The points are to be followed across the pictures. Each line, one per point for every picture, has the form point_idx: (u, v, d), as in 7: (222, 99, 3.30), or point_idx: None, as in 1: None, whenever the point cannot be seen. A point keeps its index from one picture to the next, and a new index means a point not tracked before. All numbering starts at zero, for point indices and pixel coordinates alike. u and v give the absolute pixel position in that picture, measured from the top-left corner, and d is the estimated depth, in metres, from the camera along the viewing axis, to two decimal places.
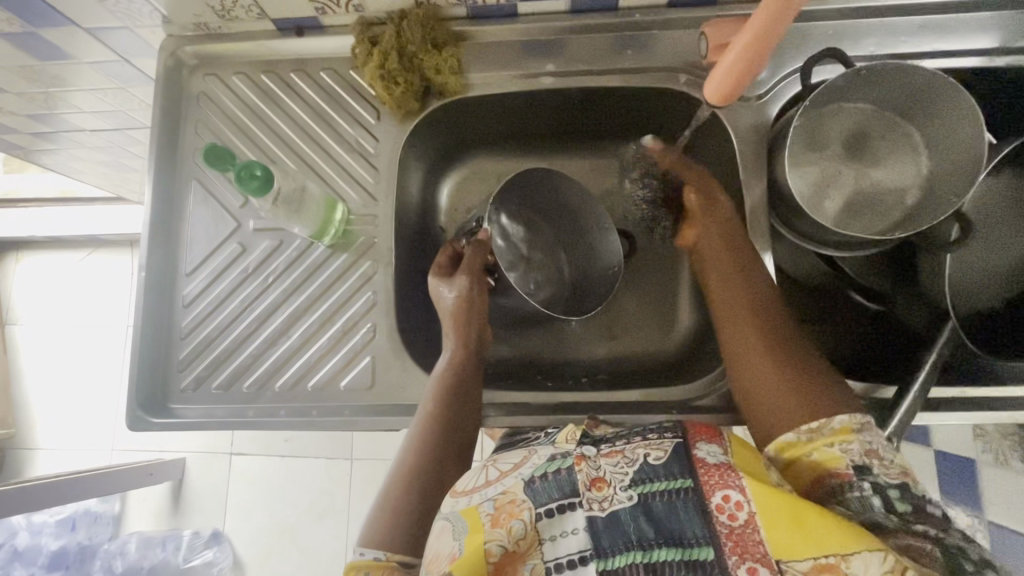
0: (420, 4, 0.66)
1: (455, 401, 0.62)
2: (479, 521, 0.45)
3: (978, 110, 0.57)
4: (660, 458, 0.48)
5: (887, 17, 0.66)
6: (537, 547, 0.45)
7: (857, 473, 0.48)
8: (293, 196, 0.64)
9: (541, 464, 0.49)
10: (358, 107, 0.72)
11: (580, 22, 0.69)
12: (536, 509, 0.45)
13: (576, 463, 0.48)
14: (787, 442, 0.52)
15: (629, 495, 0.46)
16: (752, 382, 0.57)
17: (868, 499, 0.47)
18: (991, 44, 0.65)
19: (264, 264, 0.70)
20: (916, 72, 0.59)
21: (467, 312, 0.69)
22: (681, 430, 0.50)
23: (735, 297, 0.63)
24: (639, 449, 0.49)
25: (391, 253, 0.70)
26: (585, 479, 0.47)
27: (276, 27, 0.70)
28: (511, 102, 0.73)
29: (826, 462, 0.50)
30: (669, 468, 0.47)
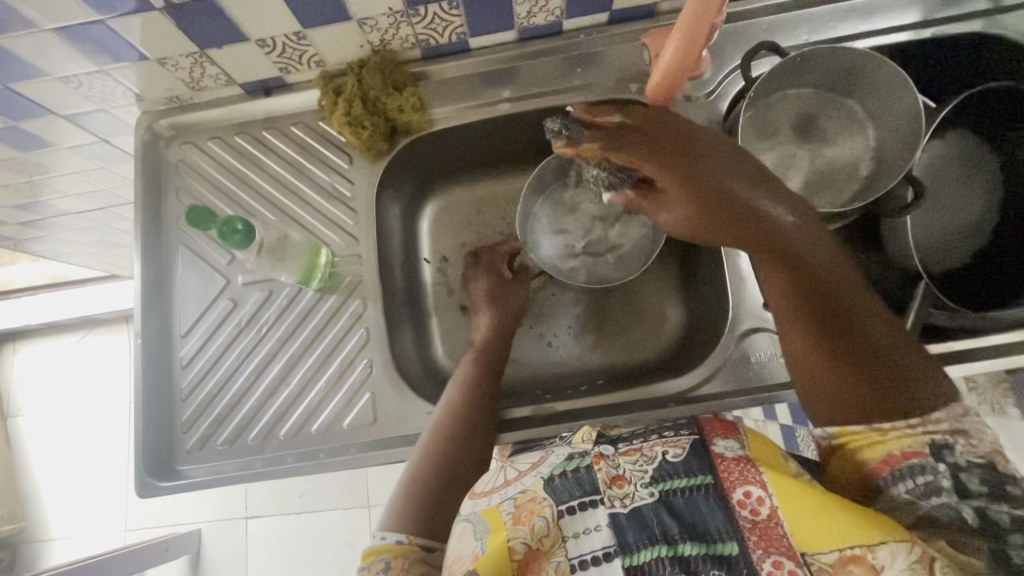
0: (376, 52, 0.70)
1: (470, 408, 0.66)
2: (501, 520, 0.47)
3: (907, 78, 0.62)
4: (678, 455, 0.50)
5: (813, 6, 0.70)
6: (560, 544, 0.46)
7: (933, 453, 0.49)
8: (275, 246, 0.68)
9: (558, 462, 0.51)
10: (330, 154, 0.75)
11: (531, 48, 0.73)
12: (557, 506, 0.47)
13: (595, 462, 0.50)
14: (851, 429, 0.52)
15: (650, 492, 0.47)
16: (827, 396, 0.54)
17: (940, 480, 0.48)
18: (912, 20, 0.70)
19: (255, 316, 0.72)
20: (844, 54, 0.64)
21: (502, 316, 0.78)
22: (699, 428, 0.52)
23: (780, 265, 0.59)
24: (657, 447, 0.51)
25: (378, 289, 0.72)
26: (606, 477, 0.49)
27: (244, 90, 0.74)
28: (475, 130, 0.77)
29: (901, 440, 0.50)
30: (689, 464, 0.48)
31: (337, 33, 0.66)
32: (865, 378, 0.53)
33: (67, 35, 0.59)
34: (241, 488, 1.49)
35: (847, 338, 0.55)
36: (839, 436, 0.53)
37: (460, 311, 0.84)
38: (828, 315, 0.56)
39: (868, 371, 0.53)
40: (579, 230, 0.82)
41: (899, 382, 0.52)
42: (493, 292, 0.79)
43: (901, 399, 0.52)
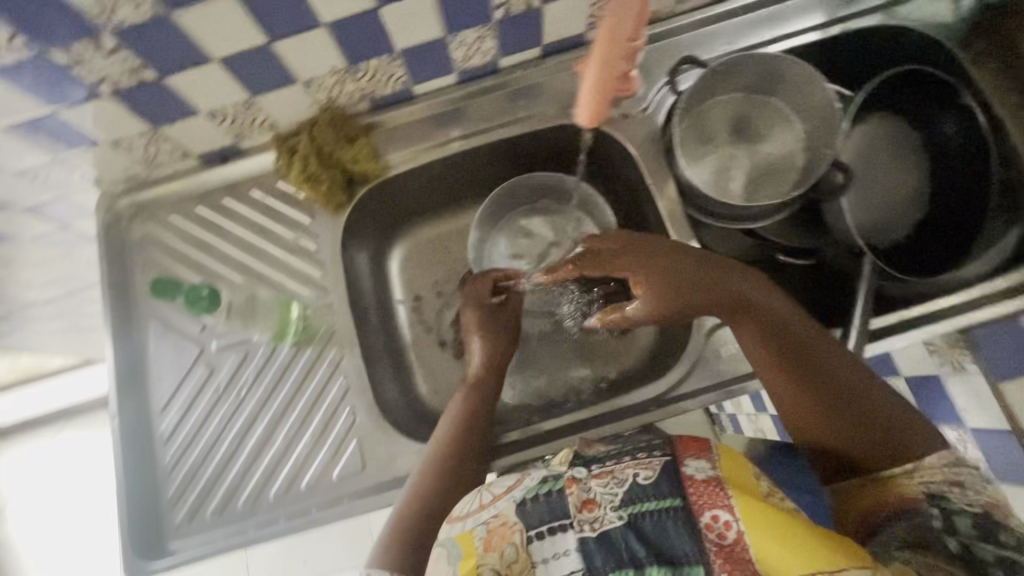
0: (325, 110, 0.73)
1: (462, 446, 0.67)
2: (472, 545, 0.50)
3: (815, 72, 0.67)
4: (649, 477, 0.52)
5: (727, 19, 0.76)
6: (529, 569, 0.49)
7: (928, 499, 0.55)
8: (244, 306, 0.74)
9: (532, 485, 0.53)
10: (291, 211, 0.77)
11: (472, 88, 0.77)
12: (527, 532, 0.50)
13: (568, 485, 0.52)
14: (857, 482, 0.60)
15: (619, 516, 0.50)
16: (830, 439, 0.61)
17: (932, 522, 0.54)
18: (819, 20, 0.75)
19: (233, 380, 0.72)
20: (758, 59, 0.70)
21: (485, 378, 0.74)
22: (673, 447, 0.54)
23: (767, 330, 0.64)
24: (628, 468, 0.53)
25: (353, 337, 0.73)
26: (577, 501, 0.51)
27: (201, 161, 0.76)
28: (430, 171, 0.80)
29: (898, 491, 0.57)
30: (659, 487, 0.51)
31: (284, 96, 0.69)
32: (849, 429, 0.60)
33: (18, 130, 0.61)
34: (241, 562, 1.43)
35: (824, 392, 0.61)
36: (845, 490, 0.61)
37: (439, 347, 0.85)
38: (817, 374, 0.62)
39: (848, 423, 0.60)
40: (534, 253, 0.85)
41: (877, 428, 0.60)
42: (486, 346, 0.75)
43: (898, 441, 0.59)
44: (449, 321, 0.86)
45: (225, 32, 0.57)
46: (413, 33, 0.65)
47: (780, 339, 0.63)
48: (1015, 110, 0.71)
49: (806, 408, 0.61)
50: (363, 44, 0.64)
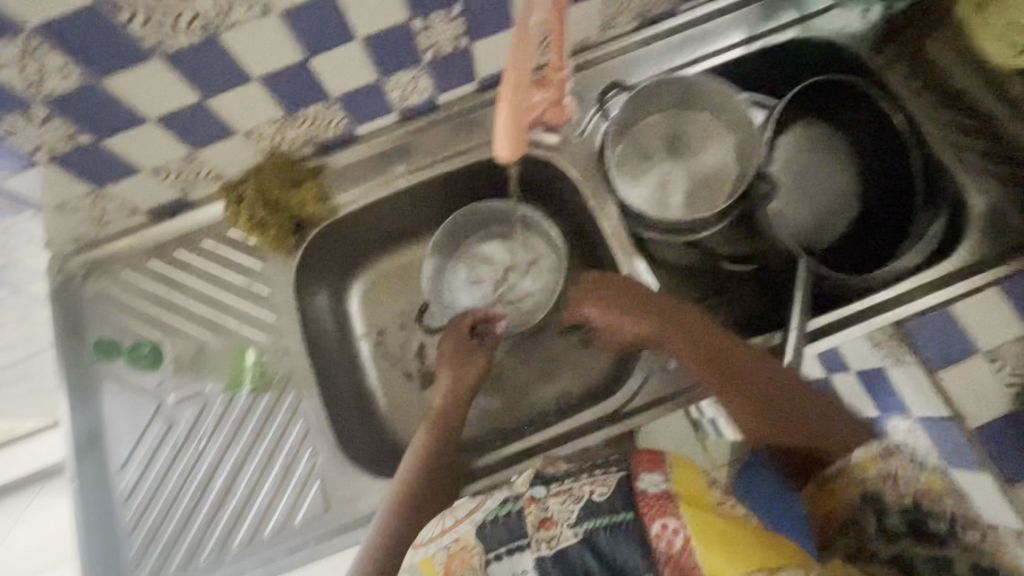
0: (270, 157, 0.74)
1: (424, 476, 0.67)
2: (434, 569, 0.53)
3: (731, 86, 0.72)
4: (603, 493, 0.55)
5: (653, 42, 0.79)
6: None
7: (878, 494, 0.58)
8: (195, 359, 0.74)
9: (493, 507, 0.57)
10: (243, 258, 0.77)
11: (415, 124, 0.79)
12: (487, 554, 0.54)
13: (527, 505, 0.56)
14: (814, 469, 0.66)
15: (575, 531, 0.53)
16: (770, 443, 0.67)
17: None
18: (740, 36, 0.79)
19: (192, 431, 0.72)
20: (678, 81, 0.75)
21: (455, 393, 0.74)
22: (628, 462, 0.58)
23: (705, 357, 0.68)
24: (584, 486, 0.56)
25: (310, 378, 0.73)
26: (536, 519, 0.55)
27: (150, 215, 0.76)
28: (381, 208, 0.81)
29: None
30: (613, 502, 0.54)
31: (226, 148, 0.70)
32: (786, 434, 0.66)
33: None
34: None
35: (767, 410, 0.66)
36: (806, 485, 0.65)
37: (405, 379, 0.86)
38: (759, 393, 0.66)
39: (783, 425, 0.66)
40: (491, 282, 0.86)
41: (810, 425, 0.67)
42: (453, 359, 0.77)
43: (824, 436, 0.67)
44: (413, 352, 0.86)
45: (156, 95, 0.59)
46: (345, 79, 0.67)
47: (720, 360, 0.67)
48: (923, 108, 0.74)
49: (753, 422, 0.66)
50: (297, 94, 0.66)
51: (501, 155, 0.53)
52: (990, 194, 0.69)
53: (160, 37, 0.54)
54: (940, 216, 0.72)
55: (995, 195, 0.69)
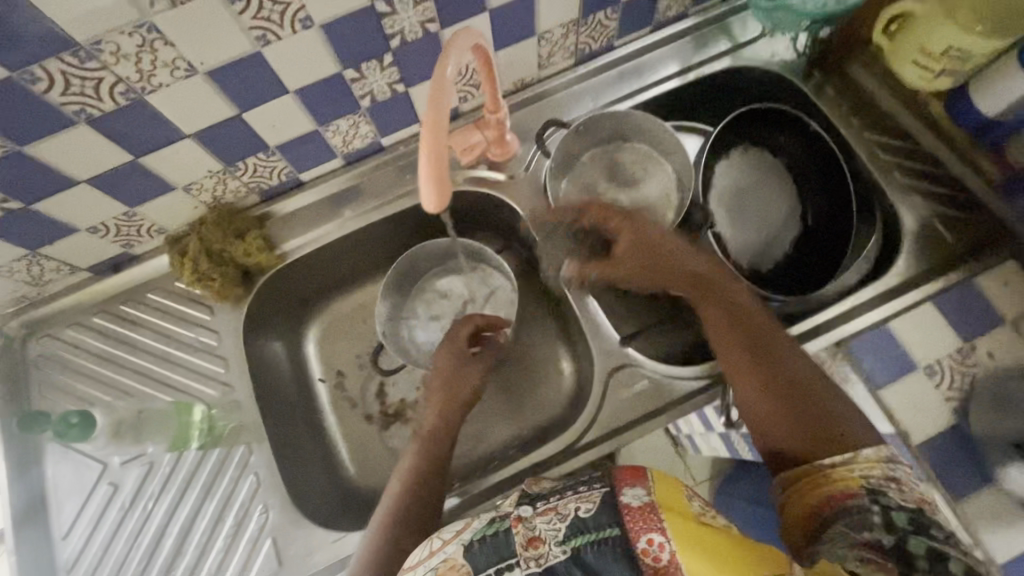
0: (213, 208, 0.74)
1: (414, 491, 0.65)
2: None
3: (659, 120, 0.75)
4: (589, 510, 0.48)
5: (590, 78, 0.81)
6: None
7: (869, 494, 0.51)
8: (135, 420, 0.72)
9: (479, 526, 0.51)
10: (191, 310, 0.77)
11: (360, 168, 0.79)
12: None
13: (513, 525, 0.49)
14: (803, 470, 0.56)
15: (563, 549, 0.46)
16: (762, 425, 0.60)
17: (869, 515, 0.49)
18: (675, 69, 0.81)
19: (139, 493, 0.71)
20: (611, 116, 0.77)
21: (446, 407, 0.73)
22: (612, 477, 0.50)
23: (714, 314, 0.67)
24: (570, 504, 0.50)
25: (260, 430, 0.73)
26: (522, 539, 0.48)
27: (93, 273, 0.75)
28: (331, 251, 0.81)
29: (840, 482, 0.53)
30: (599, 518, 0.47)
31: (166, 202, 0.70)
32: (789, 421, 0.58)
33: None
34: None
35: (773, 384, 0.61)
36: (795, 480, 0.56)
37: (365, 422, 0.85)
38: (763, 359, 0.62)
39: (788, 409, 0.59)
40: (452, 313, 0.86)
41: (816, 419, 0.58)
42: (448, 372, 0.74)
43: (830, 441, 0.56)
44: (373, 394, 0.85)
45: (85, 157, 0.59)
46: (283, 130, 0.67)
47: (738, 315, 0.66)
48: (856, 131, 0.78)
49: (757, 393, 0.61)
50: (235, 147, 0.66)
51: (427, 207, 0.51)
52: (919, 210, 0.73)
53: (83, 103, 0.54)
54: (875, 230, 0.74)
55: (926, 212, 0.73)
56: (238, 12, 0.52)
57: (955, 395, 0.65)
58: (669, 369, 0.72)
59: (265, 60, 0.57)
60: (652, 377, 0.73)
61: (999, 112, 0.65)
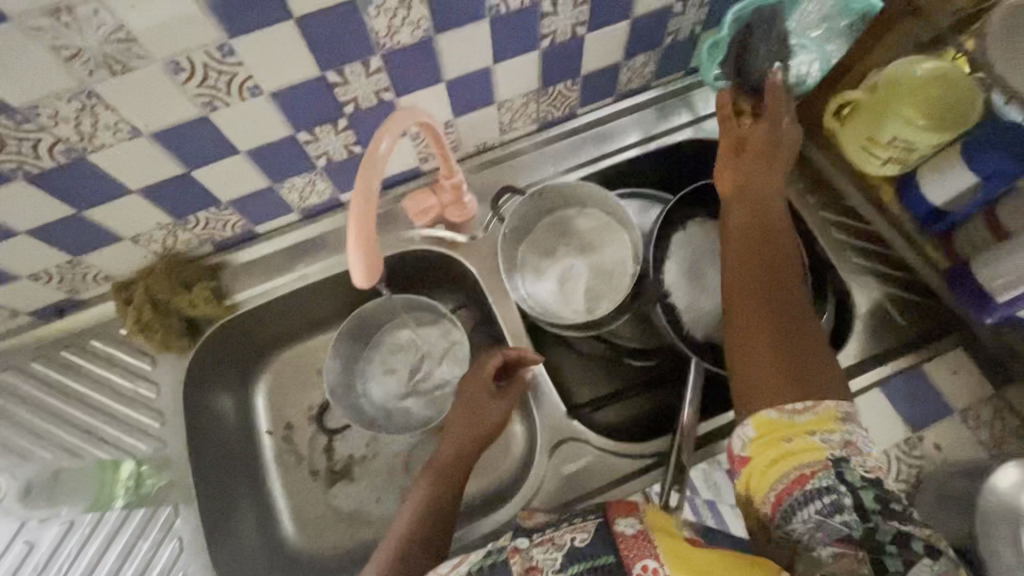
0: (164, 257, 0.73)
1: (418, 541, 0.61)
2: None
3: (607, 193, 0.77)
4: (584, 539, 0.50)
5: (552, 144, 0.82)
6: None
7: (835, 465, 0.46)
8: (51, 480, 0.72)
9: (477, 559, 0.51)
10: (133, 360, 0.75)
11: (318, 222, 0.79)
12: None
13: (511, 556, 0.50)
14: (767, 416, 0.50)
15: None
16: (740, 346, 0.55)
17: (839, 501, 0.45)
18: (636, 138, 0.83)
19: (55, 553, 0.70)
20: (563, 188, 0.77)
21: (469, 438, 0.70)
22: (603, 510, 0.52)
23: (745, 228, 0.62)
24: (565, 534, 0.51)
25: (191, 489, 0.72)
26: (522, 568, 0.49)
27: (35, 317, 0.73)
28: (287, 301, 0.80)
29: (806, 452, 0.48)
30: (594, 547, 0.49)
31: (114, 251, 0.69)
32: (771, 352, 0.53)
33: None
34: None
35: (774, 314, 0.55)
36: (760, 425, 0.50)
37: (310, 477, 0.82)
38: (771, 287, 0.57)
39: (776, 338, 0.53)
40: (407, 369, 0.84)
41: (799, 363, 0.52)
42: (469, 405, 0.71)
43: (807, 391, 0.50)
44: (321, 449, 0.82)
45: (25, 210, 0.59)
46: (235, 186, 0.67)
47: (768, 239, 0.60)
48: (810, 206, 0.78)
49: (755, 314, 0.55)
50: (186, 202, 0.66)
51: (358, 282, 0.54)
52: (872, 292, 0.73)
53: (22, 161, 0.54)
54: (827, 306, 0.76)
55: (878, 293, 0.73)
56: (181, 81, 0.52)
57: (903, 486, 0.63)
58: (612, 444, 0.72)
59: (212, 123, 0.58)
60: (593, 453, 0.72)
61: (945, 202, 0.65)
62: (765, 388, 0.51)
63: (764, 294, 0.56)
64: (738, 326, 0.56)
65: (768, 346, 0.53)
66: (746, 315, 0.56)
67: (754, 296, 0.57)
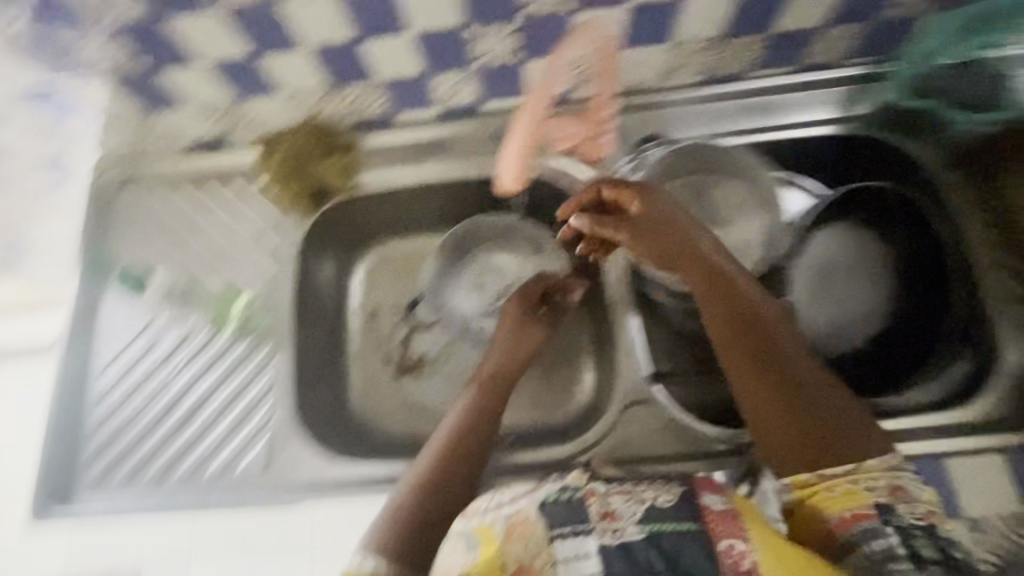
0: (310, 120, 0.76)
1: (464, 446, 0.65)
2: (492, 535, 0.55)
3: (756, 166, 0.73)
4: (668, 501, 0.54)
5: (713, 101, 0.76)
6: (547, 567, 0.52)
7: (881, 512, 0.52)
8: (184, 291, 0.80)
9: (552, 491, 0.57)
10: (261, 208, 0.81)
11: (453, 124, 0.79)
12: (550, 531, 0.53)
13: (589, 497, 0.55)
14: (804, 478, 0.55)
15: (641, 528, 0.52)
16: (763, 430, 0.58)
17: (893, 544, 0.50)
18: (809, 116, 0.75)
19: (170, 356, 0.78)
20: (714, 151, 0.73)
21: (515, 352, 0.73)
22: (691, 480, 0.56)
23: (724, 333, 0.61)
24: (648, 491, 0.55)
25: (291, 337, 0.77)
26: (598, 511, 0.54)
27: (191, 147, 0.80)
28: (408, 193, 0.82)
29: (851, 500, 0.53)
30: (677, 510, 0.53)
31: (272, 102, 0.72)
32: (796, 429, 0.57)
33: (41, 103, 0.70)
34: None
35: (789, 389, 0.58)
36: (798, 486, 0.55)
37: (383, 363, 0.84)
38: (777, 362, 0.59)
39: (798, 416, 0.57)
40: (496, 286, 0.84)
41: (824, 429, 0.56)
42: (519, 324, 0.74)
43: (836, 452, 0.55)
44: (399, 338, 0.85)
45: (216, 39, 0.64)
46: (393, 66, 0.69)
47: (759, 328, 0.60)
48: (986, 244, 0.69)
49: (769, 398, 0.58)
50: (348, 70, 0.69)
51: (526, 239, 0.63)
52: None
53: None
54: (971, 357, 0.67)
55: None
56: None
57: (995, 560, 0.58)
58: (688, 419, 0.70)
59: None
60: (661, 423, 0.71)
61: None
62: (798, 460, 0.56)
63: (770, 371, 0.59)
64: (756, 413, 0.59)
65: (784, 425, 0.57)
66: (763, 400, 0.58)
67: (762, 380, 0.59)
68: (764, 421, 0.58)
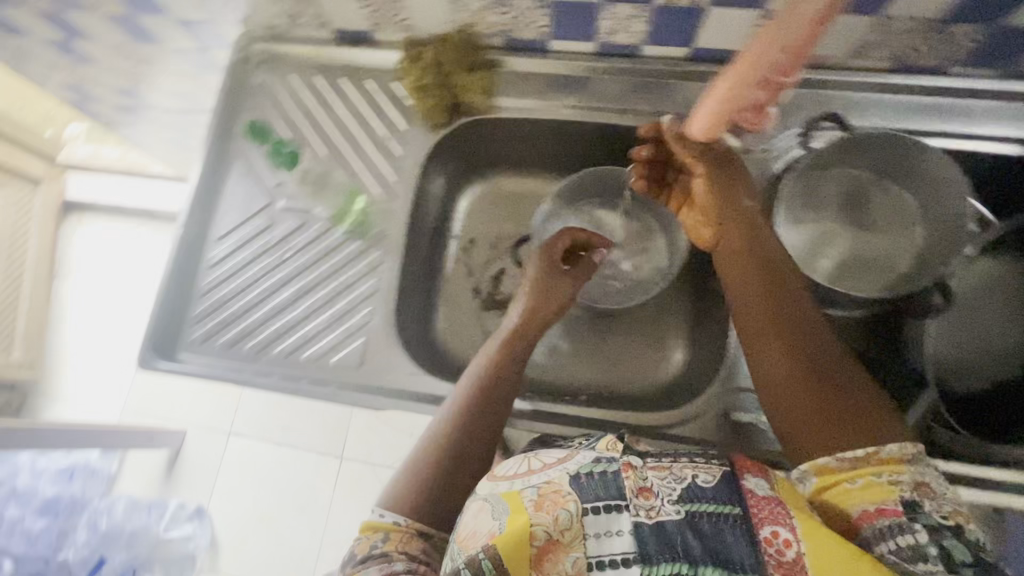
0: (460, 31, 0.74)
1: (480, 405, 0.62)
2: (521, 503, 0.45)
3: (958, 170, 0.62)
4: (709, 481, 0.47)
5: (894, 94, 0.69)
6: (580, 540, 0.44)
7: (906, 510, 0.46)
8: (318, 178, 0.80)
9: (585, 463, 0.48)
10: (392, 115, 0.80)
11: (603, 64, 0.75)
12: (582, 503, 0.45)
13: (624, 469, 0.47)
14: (824, 465, 0.50)
15: (677, 510, 0.45)
16: (779, 409, 0.54)
17: (923, 546, 0.44)
18: (1000, 132, 0.67)
19: (284, 241, 0.79)
20: (904, 145, 0.65)
21: (541, 311, 0.69)
22: (729, 463, 0.49)
23: (746, 297, 0.58)
24: (686, 469, 0.48)
25: (397, 246, 0.77)
26: (633, 486, 0.46)
27: (335, 37, 0.79)
28: (538, 128, 0.79)
29: (868, 491, 0.48)
30: (717, 492, 0.46)
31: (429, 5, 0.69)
32: (815, 411, 0.52)
33: None
34: (234, 400, 1.39)
35: (809, 369, 0.53)
36: (815, 476, 0.50)
37: (473, 293, 0.84)
38: (795, 337, 0.55)
39: (813, 397, 0.52)
40: None
41: (843, 414, 0.51)
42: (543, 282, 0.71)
43: (853, 440, 0.50)
44: (493, 273, 0.84)
45: None
46: None
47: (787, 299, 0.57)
48: None
49: (788, 374, 0.54)
50: None
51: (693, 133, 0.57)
52: None
53: None
54: None
55: None
56: None
57: None
58: None
59: None
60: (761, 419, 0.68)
61: None
62: (818, 444, 0.51)
63: (790, 345, 0.55)
64: (772, 392, 0.55)
65: (803, 405, 0.53)
66: (777, 376, 0.54)
67: (779, 354, 0.55)
68: (768, 401, 0.55)
